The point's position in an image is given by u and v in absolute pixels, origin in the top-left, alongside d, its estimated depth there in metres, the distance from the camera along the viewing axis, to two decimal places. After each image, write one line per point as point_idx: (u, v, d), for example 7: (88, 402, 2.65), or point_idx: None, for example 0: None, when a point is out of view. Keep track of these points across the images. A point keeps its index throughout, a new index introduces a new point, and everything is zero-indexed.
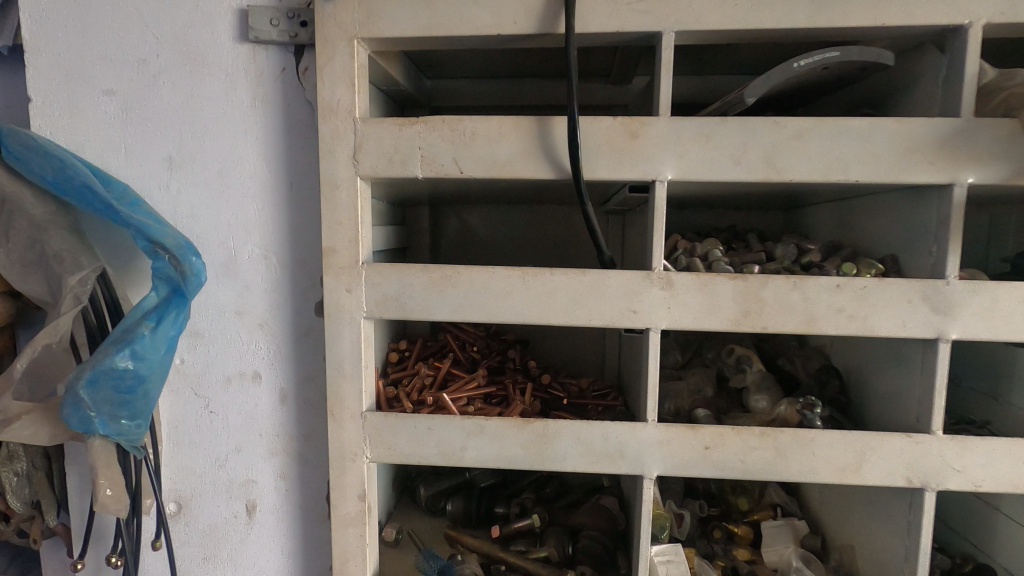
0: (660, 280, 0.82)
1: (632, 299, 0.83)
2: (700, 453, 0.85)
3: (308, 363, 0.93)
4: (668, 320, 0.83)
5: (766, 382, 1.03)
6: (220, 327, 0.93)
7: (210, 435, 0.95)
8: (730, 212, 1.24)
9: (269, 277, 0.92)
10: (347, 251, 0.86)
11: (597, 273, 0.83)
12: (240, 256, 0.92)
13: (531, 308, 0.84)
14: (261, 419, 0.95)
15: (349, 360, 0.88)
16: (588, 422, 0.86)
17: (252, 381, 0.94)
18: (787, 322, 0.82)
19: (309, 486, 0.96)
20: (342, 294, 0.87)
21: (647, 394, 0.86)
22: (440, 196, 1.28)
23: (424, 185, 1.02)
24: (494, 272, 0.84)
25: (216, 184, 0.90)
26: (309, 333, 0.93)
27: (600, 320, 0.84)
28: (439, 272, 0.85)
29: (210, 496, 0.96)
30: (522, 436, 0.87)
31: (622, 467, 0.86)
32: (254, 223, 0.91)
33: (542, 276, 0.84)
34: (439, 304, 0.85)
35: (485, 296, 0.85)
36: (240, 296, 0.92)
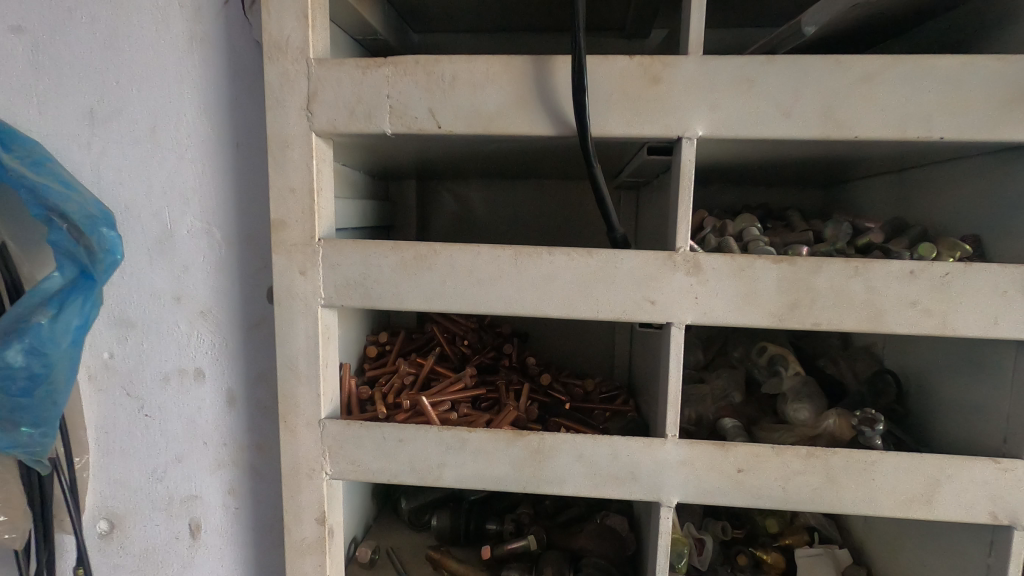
0: (685, 263, 0.66)
1: (649, 286, 0.67)
2: (731, 476, 0.69)
3: (258, 360, 0.78)
4: (694, 314, 0.67)
5: (808, 390, 0.85)
6: (155, 316, 0.78)
7: (146, 443, 0.81)
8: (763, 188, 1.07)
9: (211, 257, 0.77)
10: (300, 224, 0.70)
11: (606, 254, 0.67)
12: (176, 231, 0.76)
13: (525, 296, 0.68)
14: (206, 425, 0.80)
15: (303, 357, 0.73)
16: (593, 437, 0.70)
17: (194, 380, 0.79)
18: (845, 318, 0.65)
19: (262, 504, 0.81)
20: (295, 277, 0.71)
21: (666, 404, 0.70)
22: (428, 167, 1.12)
23: (402, 149, 0.85)
24: (478, 251, 0.68)
25: (147, 143, 0.75)
26: (260, 325, 0.78)
27: (610, 313, 0.68)
28: (412, 251, 0.69)
29: (146, 513, 0.82)
30: (511, 452, 0.71)
31: (634, 492, 0.70)
32: (193, 191, 0.75)
33: (538, 257, 0.68)
34: (412, 290, 0.69)
35: (467, 281, 0.69)
36: (177, 278, 0.77)
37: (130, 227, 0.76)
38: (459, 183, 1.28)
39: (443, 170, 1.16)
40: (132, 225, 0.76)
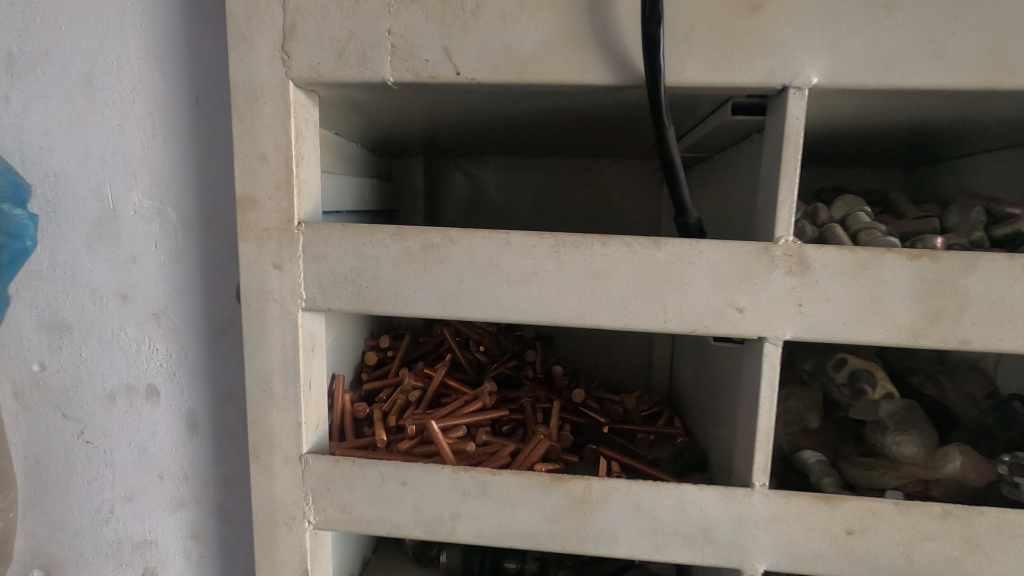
0: (786, 259, 0.49)
1: (736, 288, 0.50)
2: (837, 540, 0.52)
3: (226, 376, 0.62)
4: (796, 327, 0.50)
5: (914, 420, 0.67)
6: (96, 319, 0.62)
7: (89, 477, 0.65)
8: (835, 167, 0.90)
9: (164, 246, 0.60)
10: (273, 203, 0.53)
11: (679, 244, 0.50)
12: (120, 212, 0.60)
13: (568, 299, 0.52)
14: (162, 455, 0.64)
15: (278, 375, 0.56)
16: (655, 485, 0.54)
17: (146, 399, 0.63)
18: (1004, 335, 0.48)
19: (232, 552, 0.66)
20: (267, 272, 0.54)
21: (750, 443, 0.54)
22: (436, 140, 0.95)
23: (406, 110, 0.68)
24: (507, 240, 0.52)
25: (81, 99, 0.58)
26: (227, 331, 0.62)
27: (682, 324, 0.51)
28: (420, 239, 0.52)
29: (90, 560, 0.66)
30: (547, 502, 0.55)
31: (707, 555, 0.54)
32: (139, 161, 0.59)
33: (588, 248, 0.51)
34: (419, 291, 0.53)
35: (492, 278, 0.52)
36: (122, 271, 0.61)
37: (63, 207, 0.60)
38: (474, 163, 1.11)
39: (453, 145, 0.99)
40: (65, 204, 0.60)
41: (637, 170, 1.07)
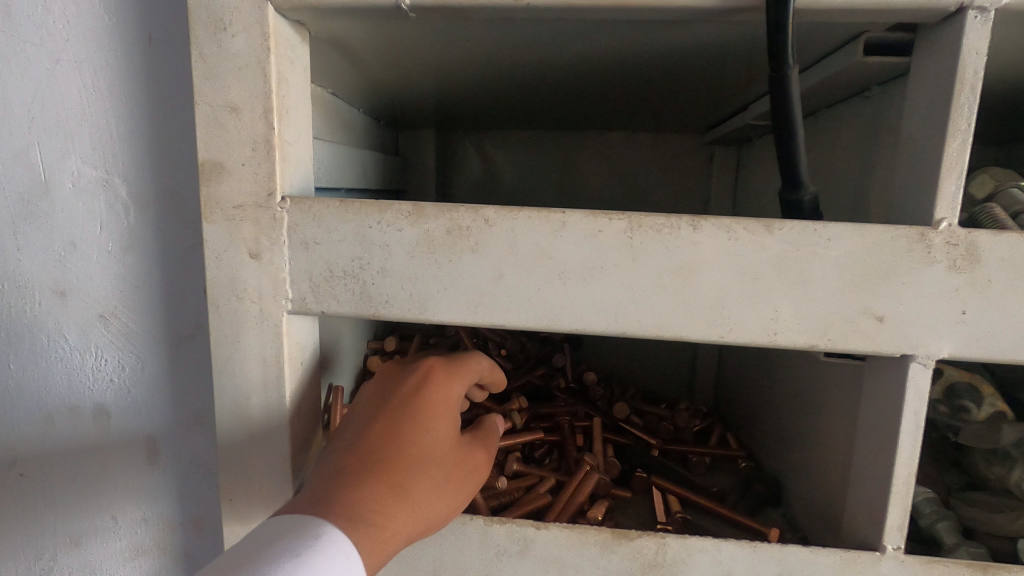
0: (949, 250, 0.36)
1: (877, 288, 0.37)
2: None
3: (193, 394, 0.49)
4: (958, 343, 0.37)
5: None
6: (27, 322, 0.49)
7: (23, 517, 0.52)
8: None
9: (112, 228, 0.47)
10: (247, 170, 0.39)
11: (799, 227, 0.37)
12: (53, 184, 0.46)
13: (644, 301, 0.38)
14: (115, 490, 0.51)
15: (254, 398, 0.43)
16: (752, 545, 0.41)
17: (93, 420, 0.50)
18: None
19: None
20: (239, 262, 0.41)
21: (879, 492, 0.41)
22: (450, 108, 0.81)
23: (420, 58, 0.55)
24: (563, 221, 0.38)
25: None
26: (194, 337, 0.49)
27: (800, 337, 0.38)
28: (445, 219, 0.39)
29: None
30: (608, 565, 0.42)
31: None
32: (77, 118, 0.46)
33: (673, 232, 0.38)
34: (444, 288, 0.40)
35: (542, 272, 0.39)
36: (57, 260, 0.47)
37: None
38: (492, 138, 0.98)
39: (471, 115, 0.85)
40: None
41: (680, 146, 0.93)
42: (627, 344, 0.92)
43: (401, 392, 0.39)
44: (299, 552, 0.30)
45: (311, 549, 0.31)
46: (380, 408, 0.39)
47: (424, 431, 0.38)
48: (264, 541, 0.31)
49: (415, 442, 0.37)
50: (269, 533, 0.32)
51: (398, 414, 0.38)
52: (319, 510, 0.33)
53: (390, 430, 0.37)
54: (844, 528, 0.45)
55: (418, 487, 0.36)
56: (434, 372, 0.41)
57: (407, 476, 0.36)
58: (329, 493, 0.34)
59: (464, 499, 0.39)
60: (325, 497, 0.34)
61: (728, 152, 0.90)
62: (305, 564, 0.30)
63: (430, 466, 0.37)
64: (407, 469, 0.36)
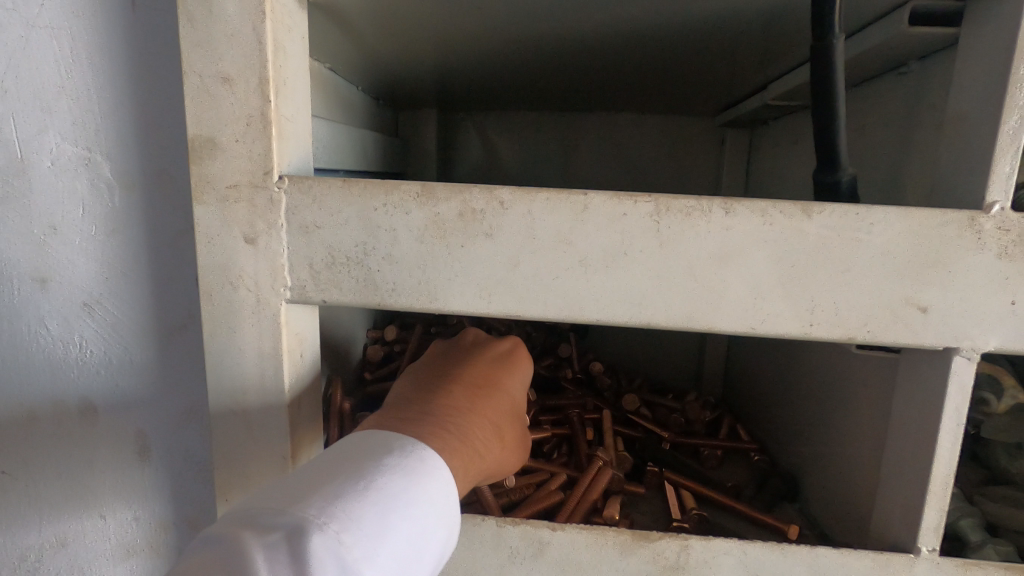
0: (1000, 236, 0.33)
1: (920, 277, 0.34)
2: None
3: (185, 387, 0.47)
4: (1006, 335, 0.34)
5: None
6: (5, 311, 0.45)
7: (5, 518, 0.49)
8: None
9: (95, 211, 0.44)
10: (241, 147, 0.36)
11: (838, 211, 0.34)
12: (30, 164, 0.43)
13: (669, 290, 0.36)
14: (103, 488, 0.49)
15: (251, 392, 0.40)
16: (779, 547, 0.39)
17: (78, 416, 0.47)
18: None
19: None
20: (234, 248, 0.38)
21: (914, 491, 0.38)
22: (454, 87, 0.78)
23: (426, 27, 0.51)
24: (584, 203, 0.35)
25: None
26: (185, 327, 0.46)
27: (838, 329, 0.35)
28: (456, 202, 0.36)
29: None
30: (628, 568, 0.40)
31: None
32: (55, 90, 0.42)
33: (703, 217, 0.35)
34: (455, 276, 0.37)
35: (562, 259, 0.36)
36: (36, 246, 0.44)
37: None
38: (494, 119, 0.94)
39: (474, 94, 0.82)
40: None
41: (691, 128, 0.90)
42: (631, 334, 0.91)
43: (489, 349, 0.43)
44: (410, 473, 0.32)
45: (420, 472, 0.32)
46: (469, 355, 0.42)
47: (511, 383, 0.42)
48: (365, 460, 0.32)
49: (508, 390, 0.41)
50: (368, 453, 0.33)
51: (492, 364, 0.42)
52: (426, 430, 0.35)
53: (483, 373, 0.41)
54: (872, 527, 0.43)
55: (507, 426, 0.40)
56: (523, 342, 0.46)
57: (498, 415, 0.40)
58: (434, 411, 0.37)
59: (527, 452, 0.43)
60: (431, 415, 0.37)
61: (740, 134, 0.87)
62: (417, 487, 0.32)
63: (512, 412, 0.41)
64: (499, 408, 0.40)
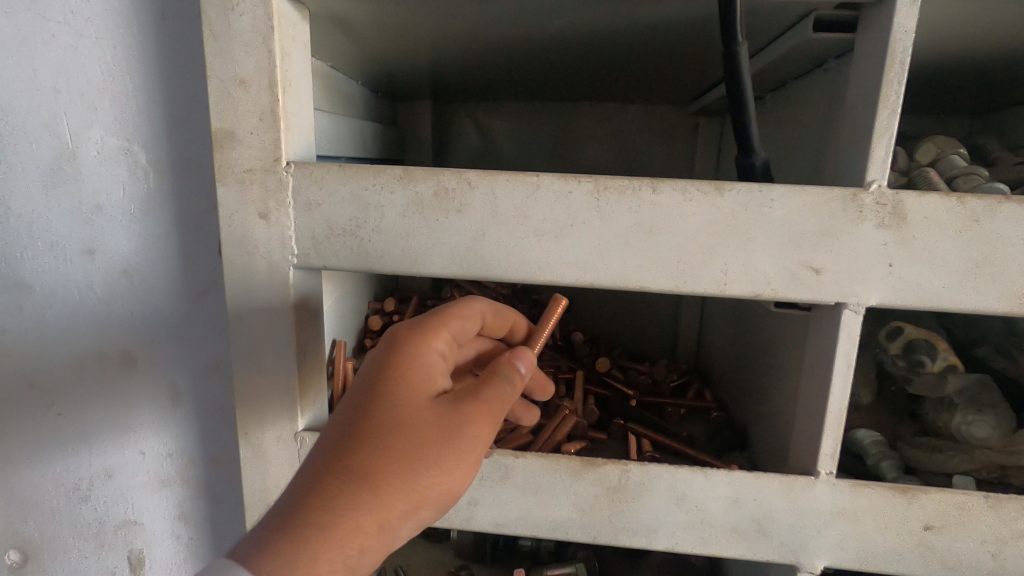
0: (878, 210, 0.40)
1: (814, 245, 0.41)
2: (913, 537, 0.45)
3: (210, 341, 0.55)
4: (885, 293, 0.41)
5: (989, 398, 0.59)
6: (59, 277, 0.54)
7: (62, 453, 0.58)
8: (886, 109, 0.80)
9: (134, 192, 0.52)
10: (255, 138, 0.44)
11: (746, 189, 0.41)
12: (78, 153, 0.51)
13: (608, 253, 0.43)
14: (141, 429, 0.58)
15: (268, 343, 0.48)
16: (703, 472, 0.47)
17: (120, 366, 0.56)
18: None
19: (223, 531, 0.60)
20: (251, 222, 0.46)
21: (817, 425, 0.46)
22: (445, 81, 0.85)
23: (414, 32, 0.58)
24: (538, 183, 0.43)
25: (26, 13, 0.49)
26: (210, 291, 0.54)
27: (746, 287, 0.42)
28: (432, 183, 0.44)
29: (70, 542, 0.61)
30: (580, 489, 0.48)
31: (759, 551, 0.47)
32: (99, 90, 0.50)
33: (635, 194, 0.42)
34: (432, 245, 0.45)
35: (519, 230, 0.44)
36: (85, 221, 0.53)
37: (11, 144, 0.51)
38: (485, 109, 1.01)
39: (464, 87, 0.89)
40: (15, 142, 0.51)
41: (668, 117, 0.96)
42: (612, 308, 0.97)
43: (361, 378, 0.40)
44: None
45: None
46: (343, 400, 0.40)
47: (376, 405, 0.37)
48: None
49: (367, 421, 0.37)
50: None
51: (354, 400, 0.38)
52: (273, 526, 0.34)
53: (341, 420, 0.38)
54: (790, 460, 0.51)
55: (369, 469, 0.35)
56: (396, 340, 0.41)
57: (355, 462, 0.35)
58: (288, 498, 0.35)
59: (452, 462, 0.37)
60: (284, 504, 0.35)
61: (713, 121, 0.93)
62: None
63: (376, 446, 0.36)
64: (352, 457, 0.36)
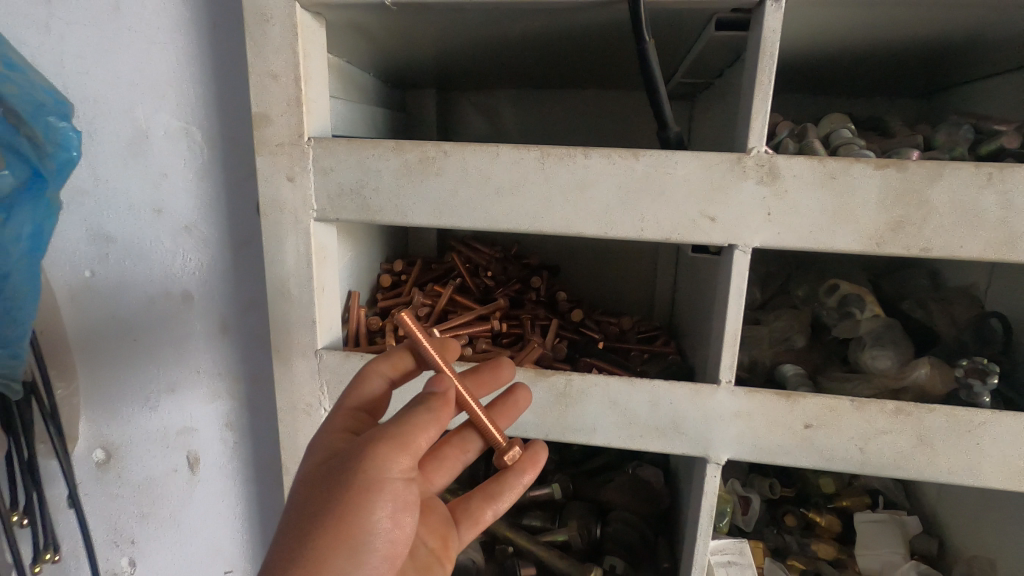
0: (757, 170, 0.52)
1: (709, 199, 0.53)
2: (797, 434, 0.57)
3: (250, 281, 0.70)
4: (765, 236, 0.53)
5: (892, 335, 0.70)
6: (136, 230, 0.69)
7: (137, 372, 0.74)
8: (833, 91, 0.90)
9: (193, 163, 0.67)
10: (284, 119, 0.58)
11: (654, 155, 0.53)
12: (150, 132, 0.66)
13: (550, 205, 0.56)
14: (197, 353, 0.73)
15: (294, 280, 0.62)
16: (630, 381, 0.59)
17: (181, 301, 0.71)
18: (969, 241, 0.50)
19: (261, 437, 0.75)
20: (281, 184, 0.60)
21: (721, 345, 0.58)
22: (445, 72, 0.97)
23: (410, 33, 0.72)
24: (497, 151, 0.55)
25: (112, 25, 0.63)
26: (250, 241, 0.69)
27: (658, 232, 0.55)
28: (416, 152, 0.57)
29: (142, 444, 0.76)
30: (534, 395, 0.61)
31: (675, 446, 0.59)
32: (166, 83, 0.65)
33: (570, 159, 0.55)
34: (417, 201, 0.58)
35: (482, 188, 0.56)
36: (155, 186, 0.68)
37: (99, 127, 0.66)
38: (484, 96, 1.14)
39: (462, 77, 1.02)
40: (102, 124, 0.66)
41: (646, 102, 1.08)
42: (596, 274, 1.08)
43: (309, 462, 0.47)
44: None
45: None
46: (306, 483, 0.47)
47: (307, 477, 0.44)
48: None
49: (299, 490, 0.43)
50: None
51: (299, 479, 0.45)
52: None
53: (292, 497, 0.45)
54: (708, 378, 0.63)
55: (297, 526, 0.40)
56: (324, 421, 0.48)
57: (290, 525, 0.41)
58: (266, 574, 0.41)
59: (362, 493, 0.40)
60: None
61: None
62: None
63: (300, 507, 0.41)
64: (288, 523, 0.41)
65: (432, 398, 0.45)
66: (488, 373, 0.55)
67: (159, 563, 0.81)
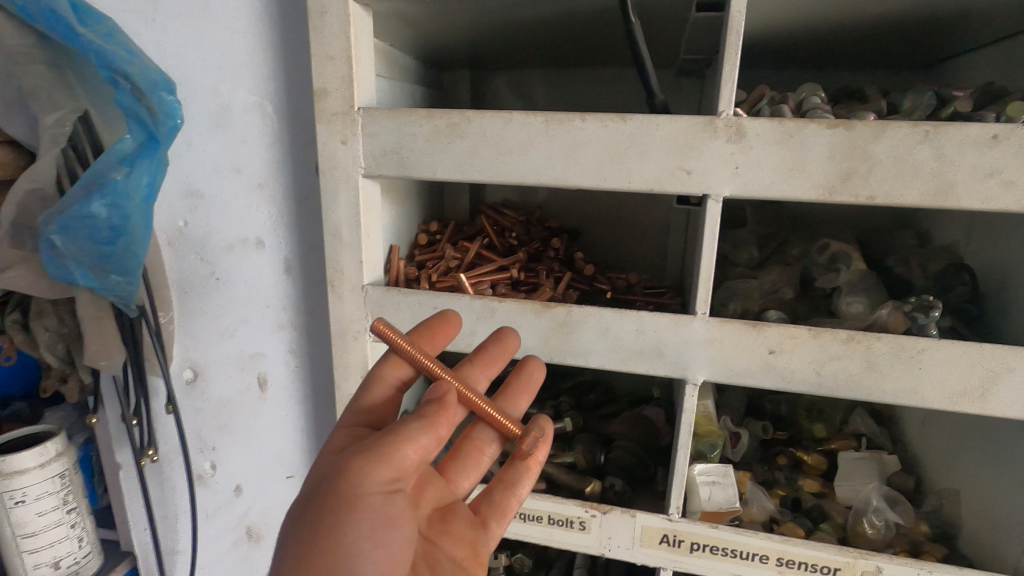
0: (727, 130, 0.61)
1: (686, 155, 0.63)
2: (762, 358, 0.67)
3: (310, 231, 0.85)
4: (734, 186, 0.63)
5: (865, 284, 0.79)
6: (219, 187, 0.84)
7: (218, 307, 0.90)
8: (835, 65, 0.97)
9: (266, 132, 0.81)
10: (339, 93, 0.71)
11: (640, 118, 0.64)
12: (233, 106, 0.81)
13: (553, 162, 0.67)
14: (267, 291, 0.89)
15: (345, 226, 0.76)
16: (620, 313, 0.70)
17: (255, 247, 0.87)
18: (909, 190, 0.58)
19: (317, 362, 0.91)
20: (336, 146, 0.73)
21: (698, 281, 0.68)
22: (477, 54, 1.09)
23: (443, 20, 0.84)
24: (509, 117, 0.67)
25: (204, 18, 0.78)
26: (310, 197, 0.83)
27: (642, 184, 0.65)
28: (444, 119, 0.69)
29: (222, 367, 0.93)
30: (539, 324, 0.73)
31: (658, 368, 0.70)
32: (246, 66, 0.79)
33: (569, 123, 0.65)
34: (444, 160, 0.70)
35: (498, 149, 0.68)
36: (235, 151, 0.83)
37: (192, 101, 0.81)
38: (513, 76, 1.25)
39: (493, 58, 1.13)
40: (194, 99, 0.81)
41: None
42: (611, 238, 1.19)
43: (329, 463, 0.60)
44: None
45: None
46: None
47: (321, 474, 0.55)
48: None
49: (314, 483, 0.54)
50: None
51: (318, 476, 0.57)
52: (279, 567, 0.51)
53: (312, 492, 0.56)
54: None
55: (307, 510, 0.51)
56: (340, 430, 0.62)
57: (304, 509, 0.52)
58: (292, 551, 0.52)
59: (355, 483, 0.50)
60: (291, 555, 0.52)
61: None
62: None
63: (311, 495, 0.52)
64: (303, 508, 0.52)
65: (423, 410, 0.54)
66: (494, 347, 0.68)
67: (233, 468, 0.98)
